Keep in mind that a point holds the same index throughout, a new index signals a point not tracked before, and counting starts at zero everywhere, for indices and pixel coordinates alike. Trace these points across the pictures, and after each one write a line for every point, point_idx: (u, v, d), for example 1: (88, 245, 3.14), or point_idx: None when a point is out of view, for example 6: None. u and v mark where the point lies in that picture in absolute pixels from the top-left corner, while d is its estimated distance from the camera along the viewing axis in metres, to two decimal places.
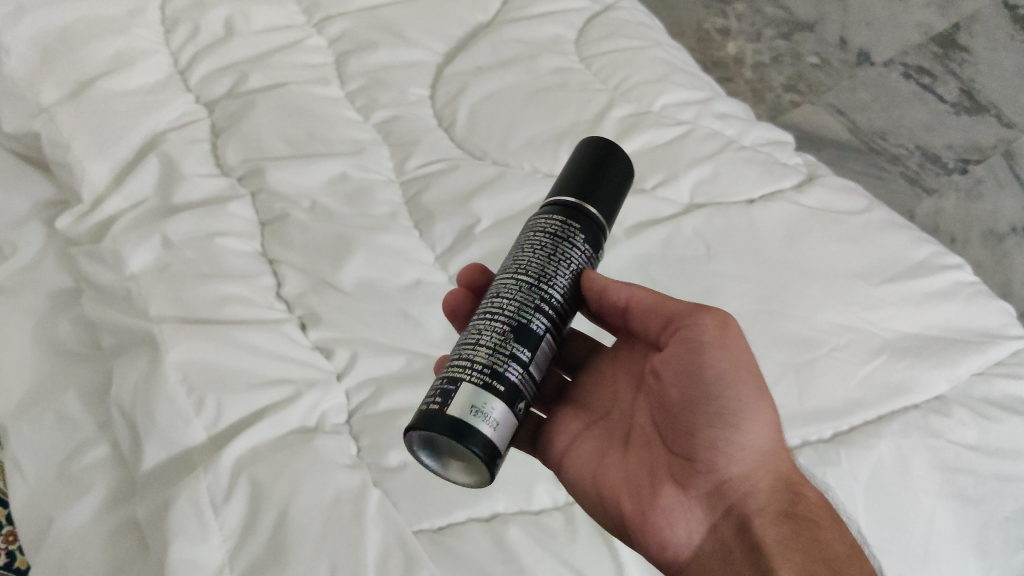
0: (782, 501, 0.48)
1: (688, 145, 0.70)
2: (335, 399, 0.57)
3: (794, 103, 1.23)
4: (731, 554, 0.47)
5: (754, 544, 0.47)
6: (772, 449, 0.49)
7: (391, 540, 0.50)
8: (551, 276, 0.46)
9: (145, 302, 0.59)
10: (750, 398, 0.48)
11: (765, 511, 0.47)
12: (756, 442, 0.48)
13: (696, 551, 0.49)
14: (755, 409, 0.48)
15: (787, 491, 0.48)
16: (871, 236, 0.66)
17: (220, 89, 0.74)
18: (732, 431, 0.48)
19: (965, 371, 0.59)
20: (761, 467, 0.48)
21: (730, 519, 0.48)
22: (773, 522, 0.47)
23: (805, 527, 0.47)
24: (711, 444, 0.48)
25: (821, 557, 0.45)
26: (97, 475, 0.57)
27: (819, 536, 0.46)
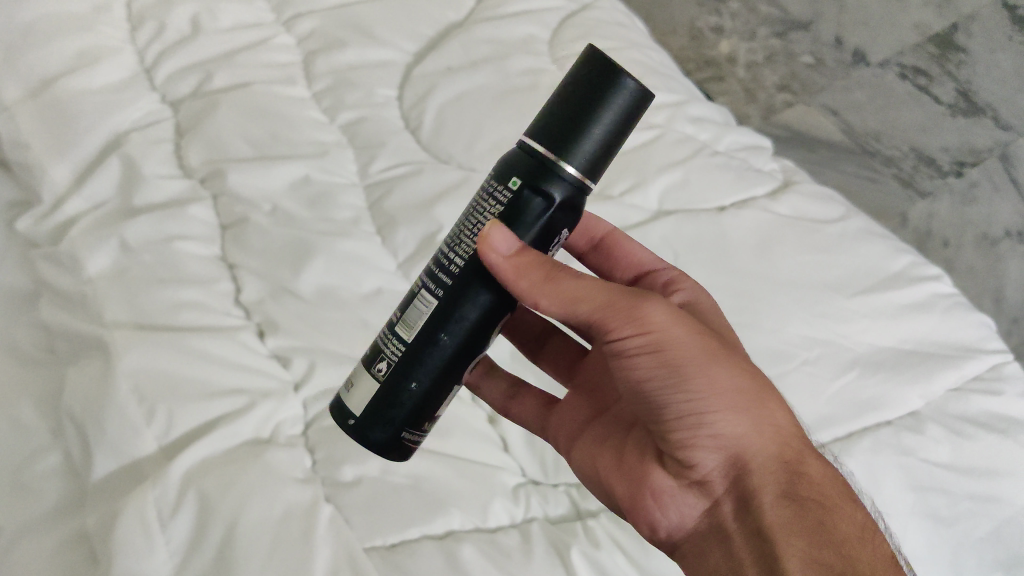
0: (779, 478, 0.43)
1: (660, 149, 0.69)
2: (291, 409, 0.56)
3: (787, 104, 1.15)
4: (729, 537, 0.44)
5: (753, 527, 0.43)
6: (755, 430, 0.43)
7: (341, 557, 0.48)
8: (457, 242, 0.44)
9: (100, 307, 0.57)
10: (705, 387, 0.43)
11: (764, 496, 0.43)
12: (729, 430, 0.43)
13: (694, 531, 0.46)
14: (718, 397, 0.43)
15: (786, 466, 0.43)
16: (848, 246, 0.65)
17: (186, 88, 0.72)
18: (695, 429, 0.43)
19: (940, 387, 0.58)
20: (749, 446, 0.43)
21: (727, 498, 0.44)
22: (773, 503, 0.42)
23: (809, 512, 0.42)
24: (682, 441, 0.44)
25: (824, 545, 0.41)
26: (49, 485, 0.53)
27: (826, 522, 0.42)
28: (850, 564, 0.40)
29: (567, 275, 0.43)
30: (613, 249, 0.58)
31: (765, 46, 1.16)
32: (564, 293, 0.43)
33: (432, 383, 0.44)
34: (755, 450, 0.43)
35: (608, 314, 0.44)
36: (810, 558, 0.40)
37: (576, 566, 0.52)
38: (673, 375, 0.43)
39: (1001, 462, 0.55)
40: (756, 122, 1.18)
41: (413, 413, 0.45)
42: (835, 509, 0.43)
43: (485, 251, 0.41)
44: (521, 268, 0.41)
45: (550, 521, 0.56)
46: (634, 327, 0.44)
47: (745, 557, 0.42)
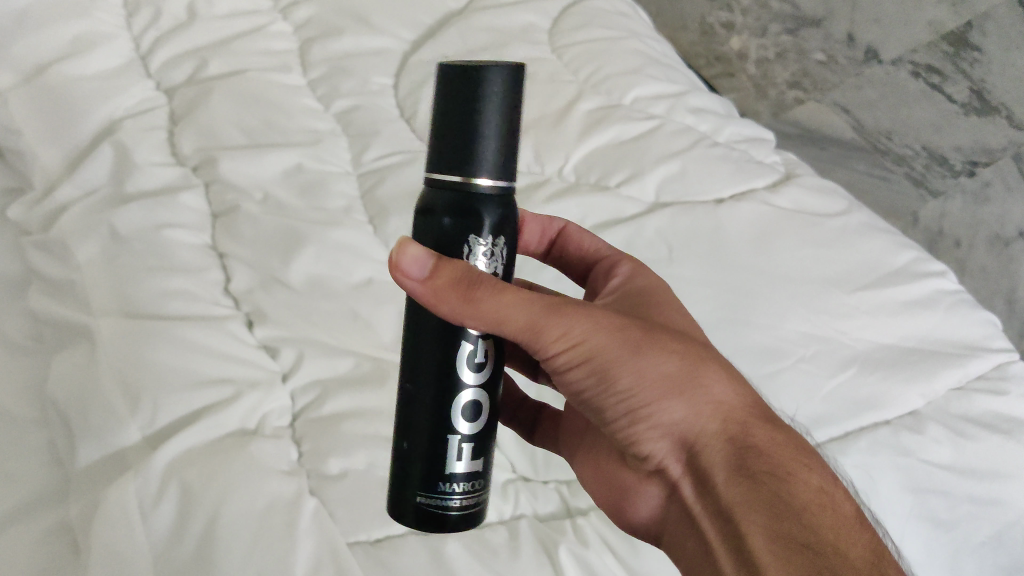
0: (728, 457, 0.41)
1: (657, 140, 0.68)
2: (279, 400, 0.55)
3: (799, 101, 1.11)
4: (698, 520, 0.42)
5: (714, 506, 0.41)
6: (694, 412, 0.42)
7: (325, 553, 0.47)
8: None
9: (87, 294, 0.56)
10: (635, 381, 0.41)
11: (715, 476, 0.41)
12: (669, 417, 0.42)
13: (671, 520, 0.45)
14: (648, 389, 0.41)
15: (734, 441, 0.41)
16: (849, 241, 0.63)
17: (181, 75, 0.71)
18: (635, 422, 0.43)
19: (942, 386, 0.56)
20: (692, 427, 0.42)
21: (686, 481, 0.43)
22: (726, 481, 0.41)
23: (762, 483, 0.40)
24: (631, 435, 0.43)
25: (781, 516, 0.39)
26: (32, 471, 0.52)
27: (782, 491, 0.40)
28: (812, 534, 0.38)
29: (486, 291, 0.38)
30: (565, 248, 0.55)
31: (777, 42, 1.10)
32: (489, 311, 0.38)
33: (415, 430, 0.40)
34: (699, 431, 0.42)
35: (535, 332, 0.40)
36: (770, 530, 0.39)
37: (563, 565, 0.50)
38: (603, 377, 0.42)
39: (1003, 463, 0.54)
40: (766, 119, 1.15)
41: (409, 471, 0.40)
42: (791, 474, 0.41)
43: (400, 279, 0.39)
44: (438, 292, 0.38)
45: (539, 518, 0.55)
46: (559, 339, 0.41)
47: (713, 539, 0.41)
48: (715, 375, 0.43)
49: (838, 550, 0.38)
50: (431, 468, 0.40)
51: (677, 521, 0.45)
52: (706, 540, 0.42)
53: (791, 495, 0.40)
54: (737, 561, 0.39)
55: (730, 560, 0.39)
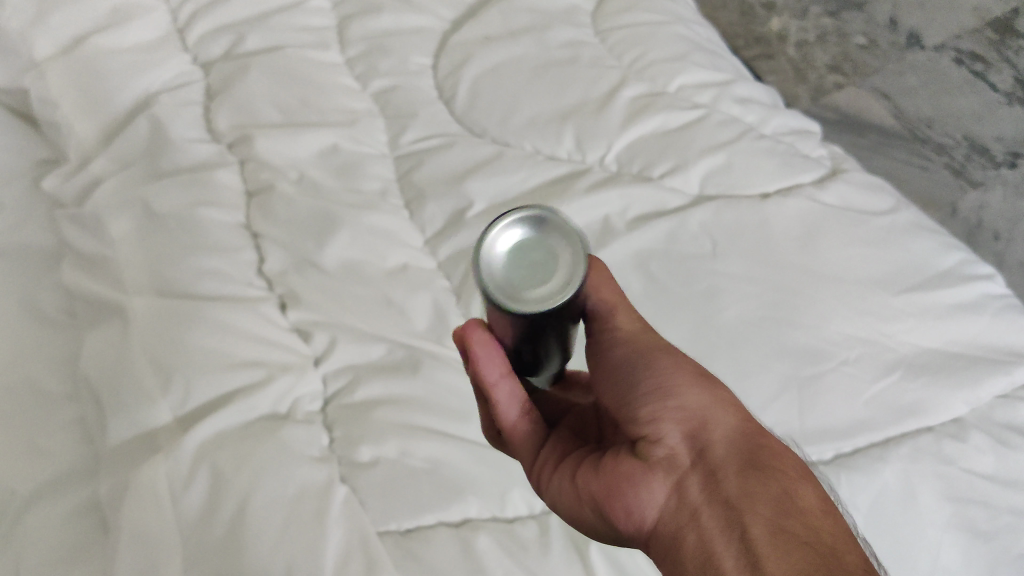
0: (743, 454, 0.43)
1: (702, 131, 0.67)
2: (311, 385, 0.53)
3: (838, 85, 1.04)
4: (698, 513, 0.42)
5: (720, 498, 0.42)
6: (718, 406, 0.45)
7: (355, 542, 0.46)
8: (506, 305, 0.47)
9: (121, 273, 0.56)
10: (673, 367, 0.47)
11: (726, 473, 0.42)
12: (692, 402, 0.45)
13: (663, 516, 0.43)
14: (676, 376, 0.46)
15: (749, 443, 0.44)
16: (896, 240, 0.62)
17: (218, 49, 0.71)
18: (659, 399, 0.46)
19: (987, 394, 0.55)
20: (713, 420, 0.44)
21: (694, 474, 0.43)
22: (737, 475, 0.42)
23: (773, 477, 0.42)
24: (653, 413, 0.46)
25: (788, 513, 0.40)
26: (63, 447, 0.52)
27: (790, 492, 0.41)
28: (813, 535, 0.40)
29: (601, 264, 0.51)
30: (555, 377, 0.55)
31: (818, 25, 1.06)
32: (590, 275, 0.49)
33: None
34: (715, 422, 0.45)
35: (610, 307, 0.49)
36: (775, 523, 0.40)
37: (593, 561, 0.50)
38: (644, 359, 0.47)
39: None
40: (804, 103, 1.05)
41: None
42: (799, 478, 0.42)
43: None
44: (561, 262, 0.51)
45: None
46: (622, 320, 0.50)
47: (714, 530, 0.41)
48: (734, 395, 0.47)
49: (836, 551, 0.39)
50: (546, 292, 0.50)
51: (672, 515, 0.43)
52: (708, 526, 0.41)
53: (798, 497, 0.41)
54: (742, 551, 0.39)
55: (735, 554, 0.39)
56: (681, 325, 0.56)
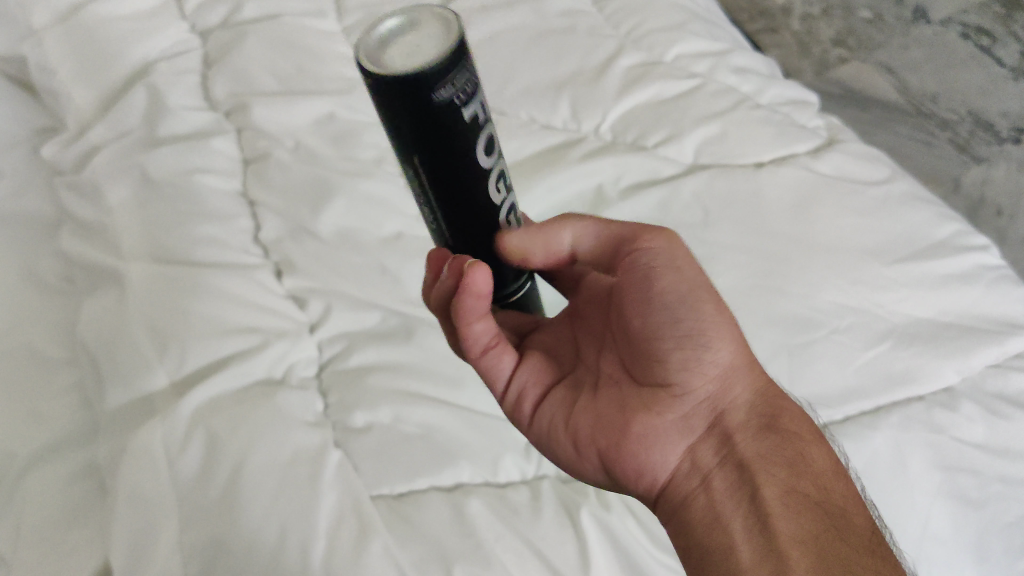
0: (762, 415, 0.47)
1: (698, 100, 0.68)
2: (306, 351, 0.54)
3: (842, 61, 0.98)
4: (710, 477, 0.47)
5: (735, 461, 0.47)
6: (744, 365, 0.48)
7: (347, 504, 0.46)
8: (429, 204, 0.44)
9: (118, 238, 0.56)
10: (709, 319, 0.47)
11: (743, 440, 0.47)
12: (724, 359, 0.47)
13: (675, 476, 0.47)
14: (716, 329, 0.47)
15: (765, 404, 0.48)
16: (890, 211, 0.62)
17: (215, 18, 0.71)
18: (694, 351, 0.47)
19: (979, 363, 0.55)
20: (736, 382, 0.48)
21: (709, 439, 0.48)
22: (752, 437, 0.47)
23: (786, 440, 0.47)
24: (681, 365, 0.47)
25: (801, 475, 0.45)
26: (63, 412, 0.53)
27: (803, 453, 0.46)
28: (823, 495, 0.44)
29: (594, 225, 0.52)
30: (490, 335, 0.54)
31: None
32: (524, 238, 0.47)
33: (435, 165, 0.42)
34: (738, 384, 0.48)
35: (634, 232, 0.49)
36: (787, 485, 0.45)
37: (585, 527, 0.49)
38: (691, 303, 0.48)
39: None
40: (808, 79, 1.03)
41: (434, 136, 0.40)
42: (813, 441, 0.46)
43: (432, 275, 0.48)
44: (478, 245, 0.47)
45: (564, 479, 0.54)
46: (649, 242, 0.49)
47: (725, 494, 0.45)
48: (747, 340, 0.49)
49: (845, 511, 0.44)
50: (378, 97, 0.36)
51: (684, 476, 0.47)
52: (721, 492, 0.46)
53: (811, 459, 0.46)
54: (754, 514, 0.44)
55: (744, 518, 0.44)
56: None
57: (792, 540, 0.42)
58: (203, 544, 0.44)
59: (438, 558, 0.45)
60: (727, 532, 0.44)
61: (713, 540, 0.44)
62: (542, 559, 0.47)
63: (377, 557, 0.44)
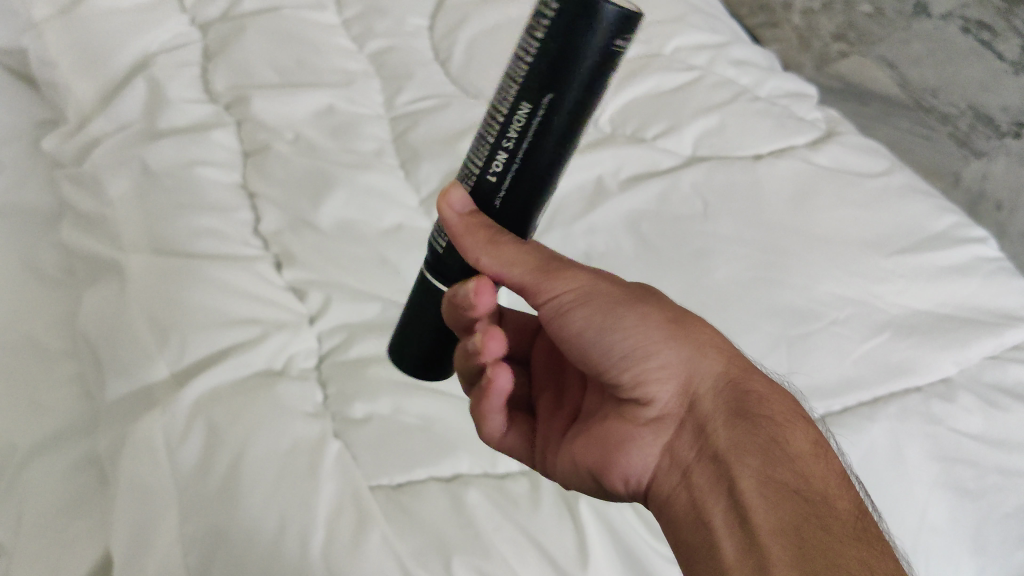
0: (730, 400, 0.43)
1: (697, 92, 0.68)
2: (305, 342, 0.54)
3: (842, 54, 0.99)
4: (690, 470, 0.43)
5: (710, 453, 0.42)
6: (699, 354, 0.44)
7: (347, 494, 0.47)
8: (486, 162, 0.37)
9: (118, 229, 0.56)
10: (639, 325, 0.43)
11: (715, 429, 0.42)
12: (671, 359, 0.43)
13: (657, 476, 0.44)
14: (651, 333, 0.43)
15: (732, 387, 0.43)
16: (889, 203, 0.63)
17: (215, 11, 0.72)
18: (641, 361, 0.44)
19: (976, 354, 0.56)
20: (693, 373, 0.44)
21: (685, 429, 0.44)
22: (725, 426, 0.42)
23: (760, 426, 0.42)
24: (634, 377, 0.44)
25: (776, 461, 0.40)
26: (63, 403, 0.53)
27: (778, 436, 0.41)
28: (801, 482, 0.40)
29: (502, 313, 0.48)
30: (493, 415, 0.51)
31: None
32: (507, 255, 0.39)
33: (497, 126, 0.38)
34: (701, 373, 0.43)
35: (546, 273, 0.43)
36: (764, 473, 0.40)
37: (584, 518, 0.50)
38: (613, 315, 0.44)
39: None
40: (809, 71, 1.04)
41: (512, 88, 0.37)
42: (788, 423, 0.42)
43: (442, 207, 0.39)
44: (474, 223, 0.38)
45: None
46: (562, 286, 0.43)
47: (704, 487, 0.41)
48: (699, 327, 0.44)
49: (827, 498, 0.39)
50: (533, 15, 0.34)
51: (665, 474, 0.44)
52: (698, 489, 0.42)
53: (786, 440, 0.41)
54: (732, 506, 0.39)
55: (726, 509, 0.40)
56: (671, 283, 0.56)
57: (774, 530, 0.37)
58: (202, 534, 0.44)
59: (437, 549, 0.46)
60: (708, 525, 0.40)
61: (696, 534, 0.40)
62: (541, 550, 0.47)
63: (377, 547, 0.45)
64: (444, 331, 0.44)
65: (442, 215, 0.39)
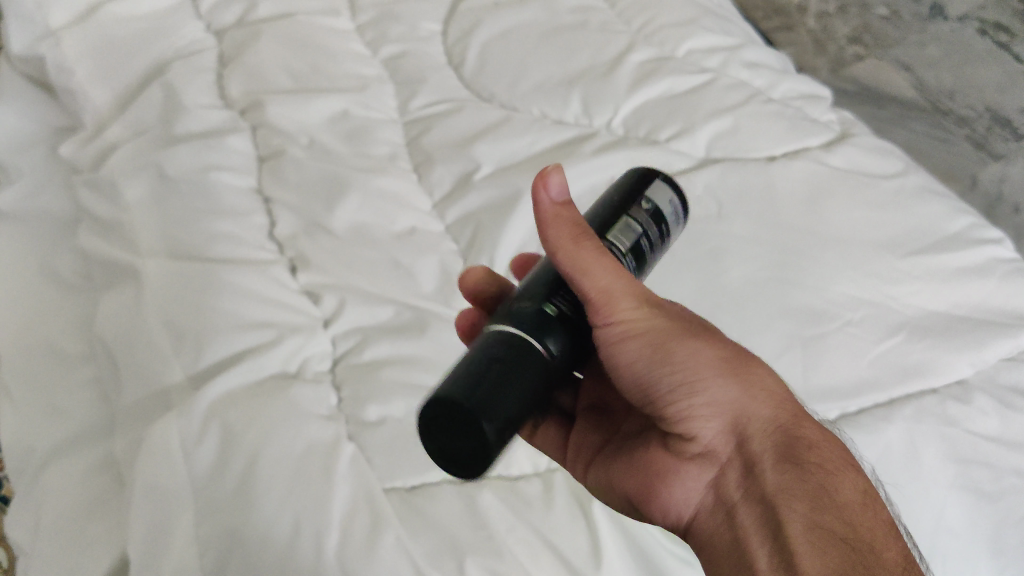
0: (778, 444, 0.43)
1: (709, 94, 0.68)
2: (320, 345, 0.54)
3: (857, 57, 0.98)
4: (733, 510, 0.43)
5: (756, 494, 0.42)
6: (750, 396, 0.43)
7: (360, 497, 0.47)
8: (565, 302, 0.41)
9: (135, 235, 0.57)
10: (691, 361, 0.43)
11: (762, 466, 0.42)
12: (722, 396, 0.43)
13: (700, 512, 0.44)
14: (704, 367, 0.43)
15: (782, 430, 0.43)
16: (904, 204, 0.62)
17: (231, 17, 0.72)
18: (689, 397, 0.43)
19: (992, 356, 0.55)
20: (743, 415, 0.43)
21: (732, 467, 0.43)
22: (773, 468, 0.42)
23: (808, 472, 0.42)
24: (681, 413, 0.44)
25: (823, 507, 0.41)
26: (82, 408, 0.55)
27: (826, 484, 0.42)
28: (849, 529, 0.40)
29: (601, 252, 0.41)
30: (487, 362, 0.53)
31: None
32: (592, 259, 0.40)
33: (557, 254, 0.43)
34: (750, 414, 0.43)
35: (608, 303, 0.41)
36: (810, 519, 0.41)
37: (596, 520, 0.49)
38: (663, 351, 0.43)
39: None
40: (823, 74, 1.03)
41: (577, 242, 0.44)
42: (834, 469, 0.42)
43: (537, 187, 0.41)
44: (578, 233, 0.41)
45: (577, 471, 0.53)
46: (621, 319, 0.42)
47: (749, 527, 0.42)
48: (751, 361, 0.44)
49: (872, 547, 0.40)
50: (642, 219, 0.44)
51: (708, 511, 0.44)
52: (741, 530, 0.42)
53: (834, 487, 0.42)
54: (777, 551, 0.40)
55: (769, 553, 0.40)
56: (687, 282, 0.56)
57: None
58: (217, 535, 0.45)
59: (451, 550, 0.45)
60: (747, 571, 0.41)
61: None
62: (555, 552, 0.47)
63: (390, 548, 0.45)
64: (501, 407, 0.36)
65: (534, 198, 0.42)
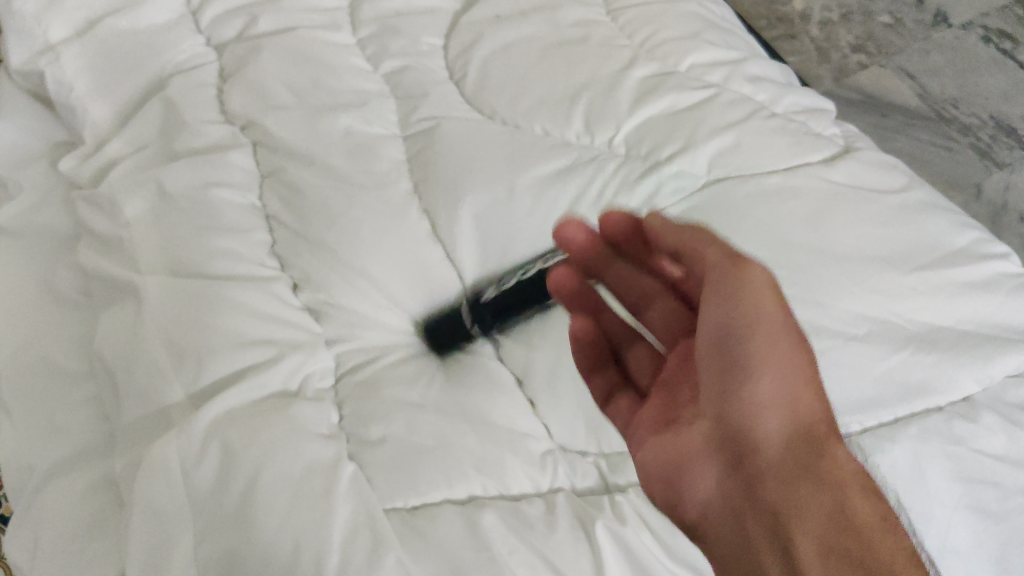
0: (801, 453, 0.43)
1: (711, 110, 0.66)
2: (321, 363, 0.54)
3: (862, 65, 1.07)
4: (744, 520, 0.43)
5: (768, 509, 0.42)
6: (791, 399, 0.44)
7: (362, 518, 0.46)
8: None
9: (136, 253, 0.57)
10: (763, 351, 0.45)
11: (769, 475, 0.43)
12: (770, 390, 0.44)
13: (709, 516, 0.46)
14: (763, 360, 0.45)
15: (811, 440, 0.43)
16: (909, 219, 0.61)
17: (231, 31, 0.72)
18: (740, 382, 0.45)
19: (998, 372, 0.56)
20: (779, 416, 0.44)
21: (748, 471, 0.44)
22: (788, 479, 0.42)
23: (829, 488, 0.41)
24: (731, 396, 0.46)
25: (838, 528, 0.40)
26: (82, 426, 0.55)
27: (845, 506, 0.40)
28: (866, 551, 0.38)
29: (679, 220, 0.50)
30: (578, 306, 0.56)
31: None
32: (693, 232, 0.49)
33: None
34: (794, 413, 0.44)
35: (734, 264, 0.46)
36: (819, 539, 0.40)
37: (599, 541, 0.48)
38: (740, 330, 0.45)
39: None
40: (827, 84, 1.06)
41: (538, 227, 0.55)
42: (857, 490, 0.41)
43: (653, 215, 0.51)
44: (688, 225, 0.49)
45: (576, 493, 0.53)
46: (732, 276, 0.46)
47: (759, 542, 0.42)
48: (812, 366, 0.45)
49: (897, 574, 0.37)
50: None
51: (719, 515, 0.45)
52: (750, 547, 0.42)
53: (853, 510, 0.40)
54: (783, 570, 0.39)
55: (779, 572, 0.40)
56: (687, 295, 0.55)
57: None
58: (217, 556, 0.45)
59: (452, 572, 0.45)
60: None
61: None
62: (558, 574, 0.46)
63: (392, 569, 0.44)
64: None
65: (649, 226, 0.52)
